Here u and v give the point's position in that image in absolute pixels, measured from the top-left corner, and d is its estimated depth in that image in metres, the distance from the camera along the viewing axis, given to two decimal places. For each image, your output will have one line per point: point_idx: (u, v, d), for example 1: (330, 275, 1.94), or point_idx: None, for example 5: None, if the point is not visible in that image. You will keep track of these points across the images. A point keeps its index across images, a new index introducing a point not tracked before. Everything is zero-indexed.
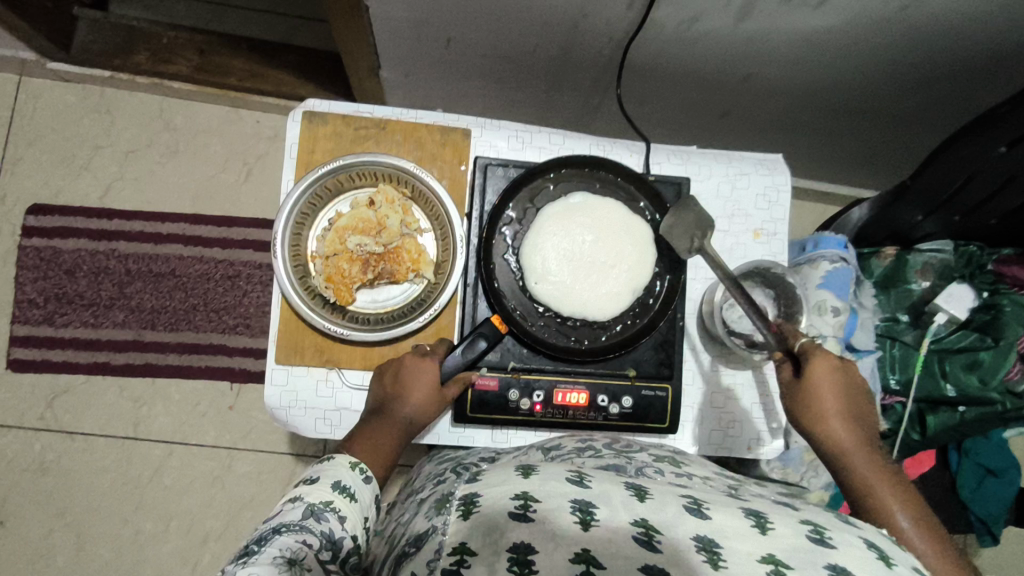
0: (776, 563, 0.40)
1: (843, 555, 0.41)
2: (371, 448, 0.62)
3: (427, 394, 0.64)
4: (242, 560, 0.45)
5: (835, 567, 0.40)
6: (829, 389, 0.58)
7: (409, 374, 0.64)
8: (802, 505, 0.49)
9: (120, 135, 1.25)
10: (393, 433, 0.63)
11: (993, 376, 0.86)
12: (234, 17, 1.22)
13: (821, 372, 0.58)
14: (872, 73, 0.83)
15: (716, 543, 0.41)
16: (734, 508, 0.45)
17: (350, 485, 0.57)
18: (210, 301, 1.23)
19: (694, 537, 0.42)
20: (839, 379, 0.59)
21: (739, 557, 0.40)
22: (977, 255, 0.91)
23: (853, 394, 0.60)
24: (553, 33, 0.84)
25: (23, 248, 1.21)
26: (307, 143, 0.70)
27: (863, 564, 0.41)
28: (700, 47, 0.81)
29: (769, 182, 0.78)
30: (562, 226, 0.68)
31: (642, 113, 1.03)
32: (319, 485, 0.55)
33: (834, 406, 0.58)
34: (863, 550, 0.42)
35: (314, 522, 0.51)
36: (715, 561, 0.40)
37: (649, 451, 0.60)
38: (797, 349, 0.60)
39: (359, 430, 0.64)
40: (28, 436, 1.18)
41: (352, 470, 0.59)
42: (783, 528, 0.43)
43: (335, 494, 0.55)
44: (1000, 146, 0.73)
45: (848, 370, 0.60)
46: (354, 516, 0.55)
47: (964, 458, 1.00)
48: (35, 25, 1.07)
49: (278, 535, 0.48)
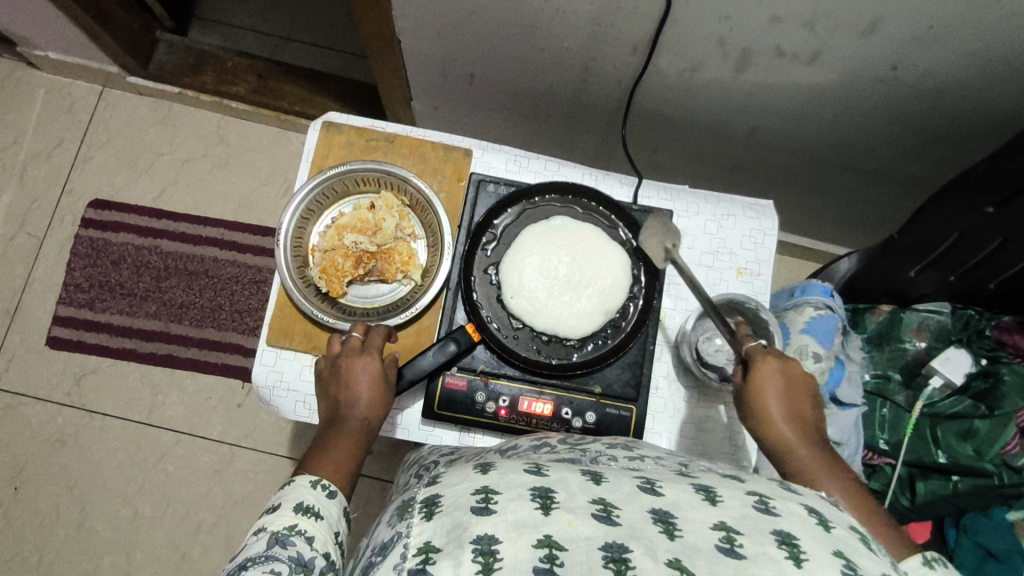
0: (729, 529, 0.41)
1: (787, 523, 0.42)
2: (331, 461, 0.62)
3: (372, 393, 0.66)
4: None
5: (783, 532, 0.41)
6: (776, 391, 0.59)
7: (348, 373, 0.66)
8: (749, 478, 0.49)
9: (180, 146, 1.38)
10: (350, 440, 0.64)
11: (987, 448, 0.85)
12: (295, 51, 1.36)
13: (771, 373, 0.59)
14: (871, 133, 0.86)
15: (671, 514, 0.42)
16: (685, 485, 0.46)
17: (313, 503, 0.57)
18: (235, 302, 1.31)
19: (650, 511, 0.43)
20: (786, 382, 0.60)
21: (692, 525, 0.41)
22: (975, 319, 0.89)
23: (798, 395, 0.60)
24: (566, 76, 0.91)
25: (79, 236, 1.33)
26: (322, 149, 0.78)
27: (812, 533, 0.41)
28: (702, 97, 0.86)
29: (755, 225, 0.81)
30: (542, 244, 0.72)
31: (653, 159, 1.08)
32: (280, 512, 0.55)
33: (777, 409, 0.59)
34: (805, 517, 0.43)
35: (280, 550, 0.51)
36: (671, 530, 0.41)
37: (603, 441, 0.63)
38: (746, 354, 0.62)
39: (317, 446, 0.63)
40: (54, 409, 1.26)
41: (313, 488, 0.58)
42: (731, 500, 0.44)
43: (297, 516, 0.55)
44: (988, 207, 0.73)
45: (797, 374, 0.60)
46: (322, 534, 0.55)
47: (963, 536, 0.96)
48: (121, 43, 1.22)
49: (244, 571, 0.48)
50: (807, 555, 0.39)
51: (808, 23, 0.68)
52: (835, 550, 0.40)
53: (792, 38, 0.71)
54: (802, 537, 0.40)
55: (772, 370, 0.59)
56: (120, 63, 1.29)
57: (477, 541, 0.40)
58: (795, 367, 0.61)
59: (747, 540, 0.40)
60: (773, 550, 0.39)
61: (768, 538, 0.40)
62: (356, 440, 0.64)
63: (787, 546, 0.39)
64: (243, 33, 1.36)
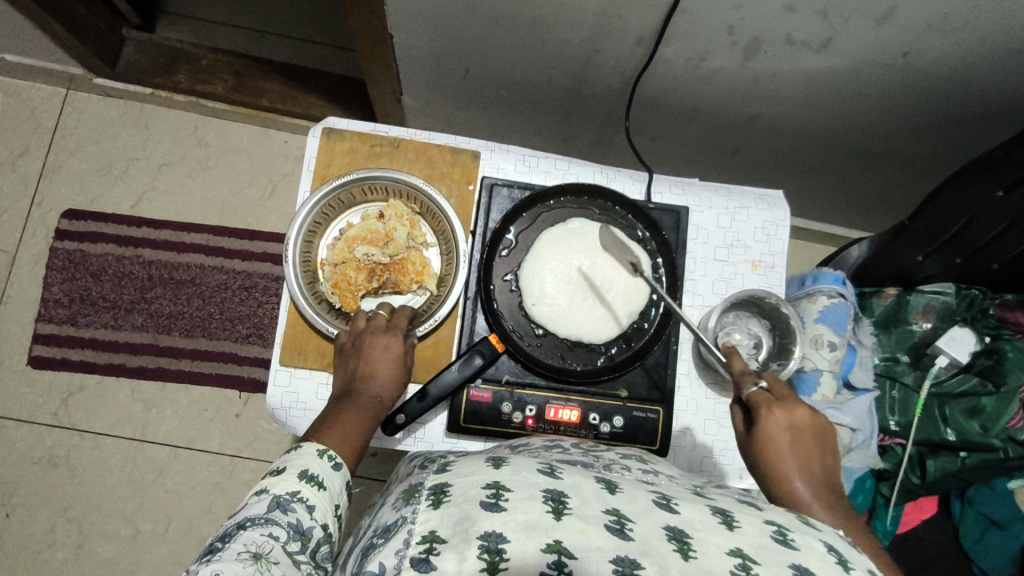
0: (745, 556, 0.39)
1: (805, 556, 0.41)
2: (345, 426, 0.61)
3: (390, 370, 0.66)
4: (205, 558, 0.46)
5: (801, 567, 0.39)
6: (785, 444, 0.58)
7: (370, 348, 0.66)
8: (767, 506, 0.48)
9: (155, 149, 1.31)
10: (364, 412, 0.63)
11: (994, 423, 0.86)
12: (271, 45, 1.30)
13: (776, 427, 0.59)
14: (879, 116, 0.85)
15: (686, 534, 0.40)
16: (702, 505, 0.45)
17: (319, 473, 0.55)
18: (225, 310, 1.27)
19: (664, 527, 0.41)
20: (794, 438, 0.59)
21: (708, 548, 0.39)
22: (978, 299, 0.92)
23: (807, 447, 0.59)
24: (567, 70, 0.87)
25: (55, 249, 1.27)
26: (324, 157, 0.75)
27: (831, 569, 0.40)
28: (707, 87, 0.84)
29: (768, 217, 0.80)
30: (561, 249, 0.71)
31: (653, 147, 1.06)
32: (285, 476, 0.54)
33: (789, 463, 0.58)
34: (825, 554, 0.42)
35: (280, 515, 0.51)
36: (685, 550, 0.39)
37: (616, 451, 0.61)
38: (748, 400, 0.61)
39: (330, 413, 0.63)
40: (41, 431, 1.21)
41: (319, 457, 0.57)
42: (748, 526, 0.43)
43: (302, 483, 0.54)
44: (997, 190, 0.74)
45: (805, 427, 0.59)
46: (324, 504, 0.54)
47: (967, 508, 0.98)
48: (87, 43, 1.15)
49: (242, 532, 0.48)
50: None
51: (821, 11, 0.66)
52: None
53: (804, 27, 0.69)
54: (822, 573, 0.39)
55: (778, 424, 0.59)
56: (86, 64, 1.22)
57: (485, 538, 0.39)
58: (804, 419, 0.59)
59: (764, 570, 0.38)
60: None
61: (786, 570, 0.39)
62: (369, 413, 0.63)
63: None
64: (215, 28, 1.30)
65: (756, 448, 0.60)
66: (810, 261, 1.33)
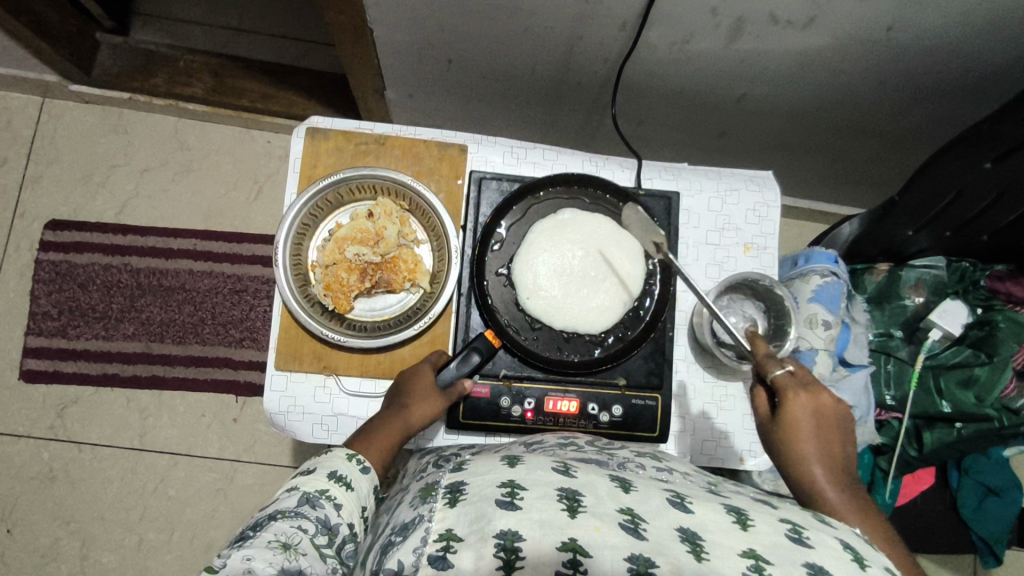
0: (757, 557, 0.39)
1: (820, 554, 0.41)
2: (377, 445, 0.62)
3: (424, 394, 0.66)
4: (237, 544, 0.48)
5: (815, 565, 0.39)
6: (809, 428, 0.59)
7: (414, 377, 0.67)
8: (782, 504, 0.48)
9: (137, 155, 1.29)
10: (394, 431, 0.64)
11: (988, 393, 0.88)
12: (248, 43, 1.28)
13: (801, 410, 0.59)
14: (865, 91, 0.85)
15: (699, 535, 0.41)
16: (716, 503, 0.45)
17: (347, 474, 0.57)
18: (217, 315, 1.26)
19: (677, 528, 0.41)
20: (817, 423, 0.59)
21: (721, 550, 0.40)
22: (970, 272, 0.92)
23: (828, 432, 0.59)
24: (550, 58, 0.86)
25: (40, 261, 1.25)
26: (310, 158, 0.74)
27: (846, 567, 0.40)
28: (692, 69, 0.83)
29: (759, 198, 0.80)
30: (552, 241, 0.71)
31: (640, 132, 1.05)
32: (315, 475, 0.56)
33: (810, 447, 0.59)
34: (840, 551, 0.42)
35: (309, 510, 0.53)
36: (698, 552, 0.39)
37: (630, 449, 0.62)
38: (772, 382, 0.61)
39: (365, 428, 0.64)
40: (38, 445, 1.20)
41: (348, 461, 0.59)
42: (762, 525, 0.43)
43: (330, 483, 0.56)
44: (985, 162, 0.74)
45: (829, 412, 0.59)
46: (350, 504, 0.56)
47: (964, 477, 0.99)
48: (61, 50, 1.12)
49: (273, 522, 0.51)
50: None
51: None
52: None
53: (788, 5, 0.69)
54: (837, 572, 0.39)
55: (803, 408, 0.59)
56: (61, 70, 1.19)
57: (501, 536, 0.39)
58: (827, 404, 0.60)
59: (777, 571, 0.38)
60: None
61: (799, 571, 0.39)
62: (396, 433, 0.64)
63: None
64: (191, 28, 1.27)
65: (778, 429, 0.60)
66: (800, 238, 1.33)
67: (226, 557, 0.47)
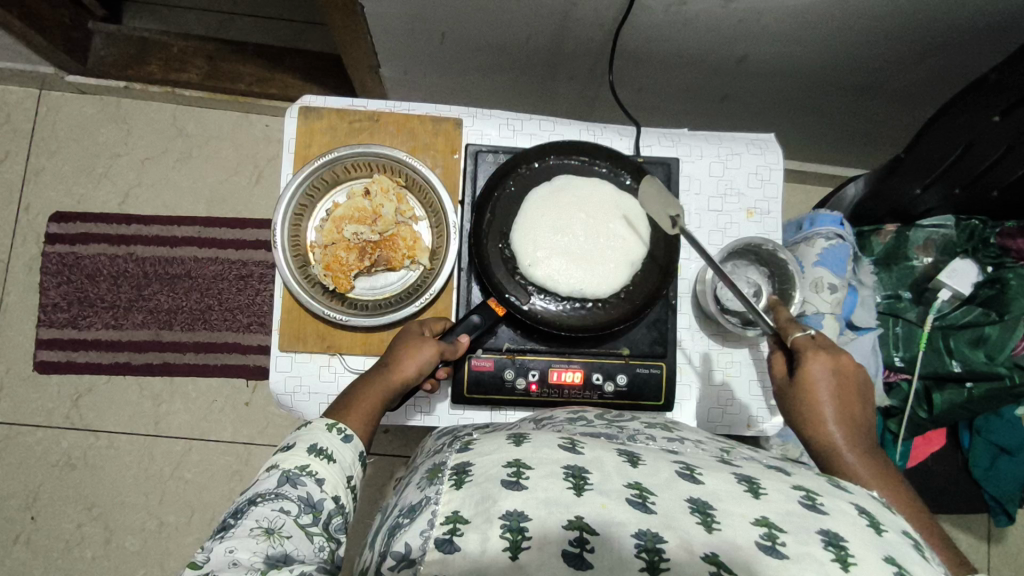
0: (770, 525, 0.39)
1: (834, 521, 0.40)
2: (359, 410, 0.61)
3: (412, 355, 0.64)
4: (219, 536, 0.47)
5: (830, 532, 0.39)
6: (828, 389, 0.58)
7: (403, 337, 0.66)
8: (794, 471, 0.48)
9: (136, 143, 1.29)
10: (378, 388, 0.63)
11: (999, 351, 0.87)
12: (241, 26, 1.26)
13: (821, 371, 0.58)
14: (870, 45, 0.82)
15: (710, 506, 0.40)
16: (727, 473, 0.44)
17: (327, 446, 0.56)
18: (224, 301, 1.26)
19: (687, 499, 0.41)
20: (836, 383, 0.58)
21: (733, 519, 0.40)
22: (979, 229, 0.91)
23: (848, 393, 0.59)
24: (545, 26, 0.84)
25: (47, 254, 1.26)
26: (304, 137, 0.73)
27: (861, 533, 0.40)
28: (690, 31, 0.81)
29: (761, 161, 0.78)
30: (550, 211, 0.70)
31: (639, 99, 1.03)
32: (294, 451, 0.55)
33: (828, 408, 0.58)
34: (855, 516, 0.42)
35: (290, 489, 0.51)
36: (709, 523, 0.39)
37: (641, 420, 0.60)
38: (792, 344, 0.61)
39: (352, 389, 0.64)
40: (56, 434, 1.22)
41: (328, 431, 0.58)
42: (774, 492, 0.42)
43: (310, 457, 0.55)
44: (994, 115, 0.72)
45: (849, 372, 0.59)
46: (334, 477, 0.55)
47: (975, 437, 0.98)
48: (52, 40, 1.11)
49: (254, 508, 0.49)
50: (855, 558, 0.38)
51: None
52: (887, 554, 0.39)
53: None
54: (851, 539, 0.39)
55: (822, 366, 0.58)
56: (54, 61, 1.18)
57: (507, 517, 0.39)
58: (846, 364, 0.59)
59: (789, 539, 0.38)
60: (818, 552, 0.38)
61: (814, 537, 0.39)
62: (379, 390, 0.63)
63: (834, 547, 0.38)
64: (183, 13, 1.26)
65: (796, 391, 0.60)
66: (806, 204, 1.32)
67: (209, 550, 0.46)
